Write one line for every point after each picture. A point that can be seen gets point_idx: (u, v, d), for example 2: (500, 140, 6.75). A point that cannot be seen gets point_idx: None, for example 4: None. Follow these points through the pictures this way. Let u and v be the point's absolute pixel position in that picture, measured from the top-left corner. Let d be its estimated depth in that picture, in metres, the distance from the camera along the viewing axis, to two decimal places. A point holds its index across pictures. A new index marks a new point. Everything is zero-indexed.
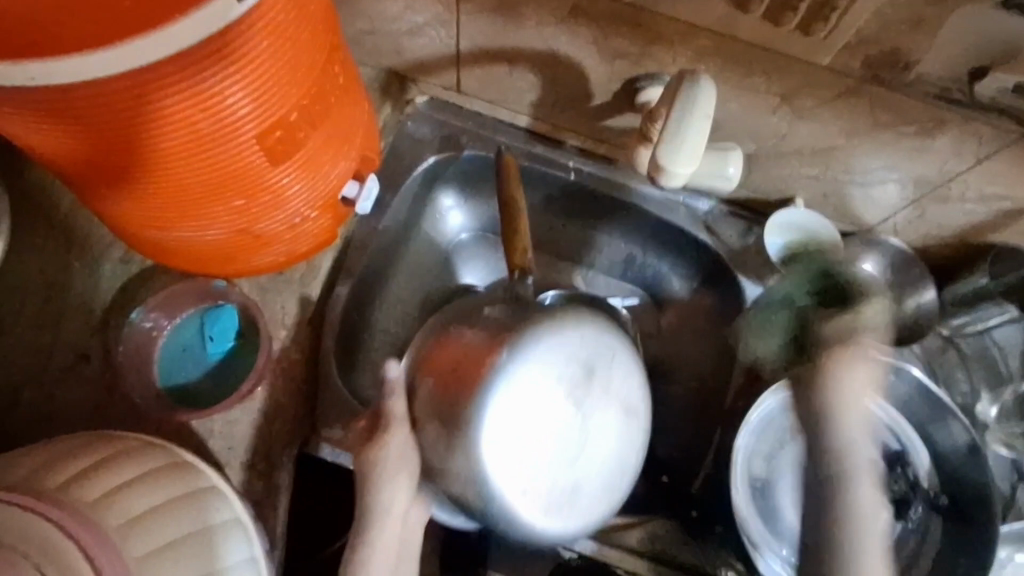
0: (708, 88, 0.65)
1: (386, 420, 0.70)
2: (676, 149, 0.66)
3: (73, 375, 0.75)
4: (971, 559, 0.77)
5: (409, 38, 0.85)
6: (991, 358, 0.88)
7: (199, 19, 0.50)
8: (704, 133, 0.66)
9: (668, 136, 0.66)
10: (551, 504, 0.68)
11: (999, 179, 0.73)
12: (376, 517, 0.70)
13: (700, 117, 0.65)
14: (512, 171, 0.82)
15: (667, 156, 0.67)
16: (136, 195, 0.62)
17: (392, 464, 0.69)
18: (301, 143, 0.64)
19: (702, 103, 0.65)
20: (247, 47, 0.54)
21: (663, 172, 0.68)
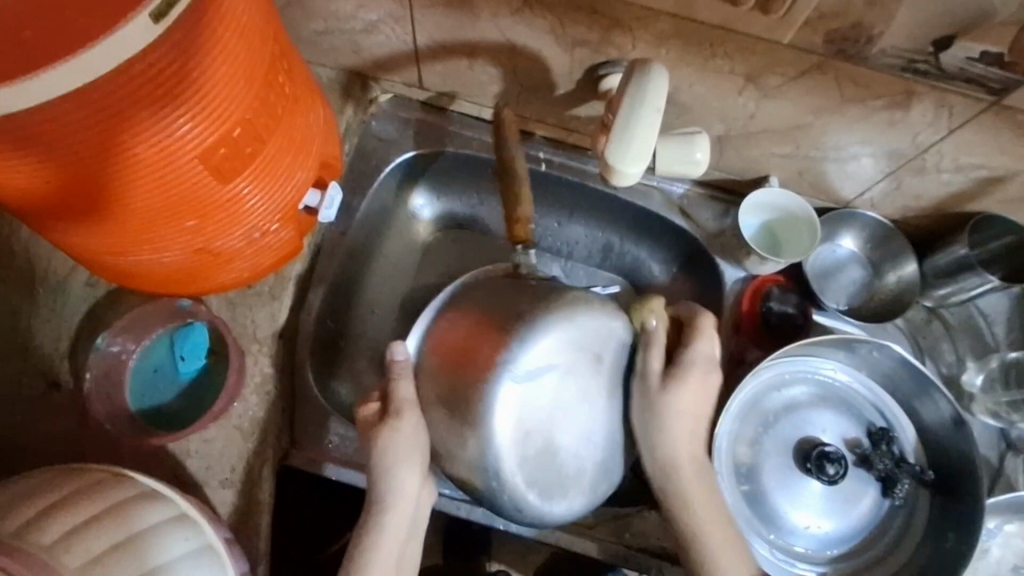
0: (657, 81, 0.63)
1: (394, 403, 0.70)
2: (625, 145, 0.64)
3: (42, 404, 0.74)
4: (959, 534, 0.77)
5: (366, 35, 0.82)
6: (975, 326, 0.88)
7: (120, 41, 0.48)
8: (654, 129, 0.64)
9: (617, 134, 0.65)
10: (557, 488, 0.70)
11: (973, 149, 0.71)
12: (388, 502, 0.70)
13: (651, 110, 0.63)
14: (508, 123, 0.79)
15: (615, 156, 0.65)
16: (88, 225, 0.60)
17: (404, 445, 0.69)
18: (255, 154, 0.63)
19: (652, 96, 0.63)
20: (189, 57, 0.53)
21: (614, 171, 0.67)
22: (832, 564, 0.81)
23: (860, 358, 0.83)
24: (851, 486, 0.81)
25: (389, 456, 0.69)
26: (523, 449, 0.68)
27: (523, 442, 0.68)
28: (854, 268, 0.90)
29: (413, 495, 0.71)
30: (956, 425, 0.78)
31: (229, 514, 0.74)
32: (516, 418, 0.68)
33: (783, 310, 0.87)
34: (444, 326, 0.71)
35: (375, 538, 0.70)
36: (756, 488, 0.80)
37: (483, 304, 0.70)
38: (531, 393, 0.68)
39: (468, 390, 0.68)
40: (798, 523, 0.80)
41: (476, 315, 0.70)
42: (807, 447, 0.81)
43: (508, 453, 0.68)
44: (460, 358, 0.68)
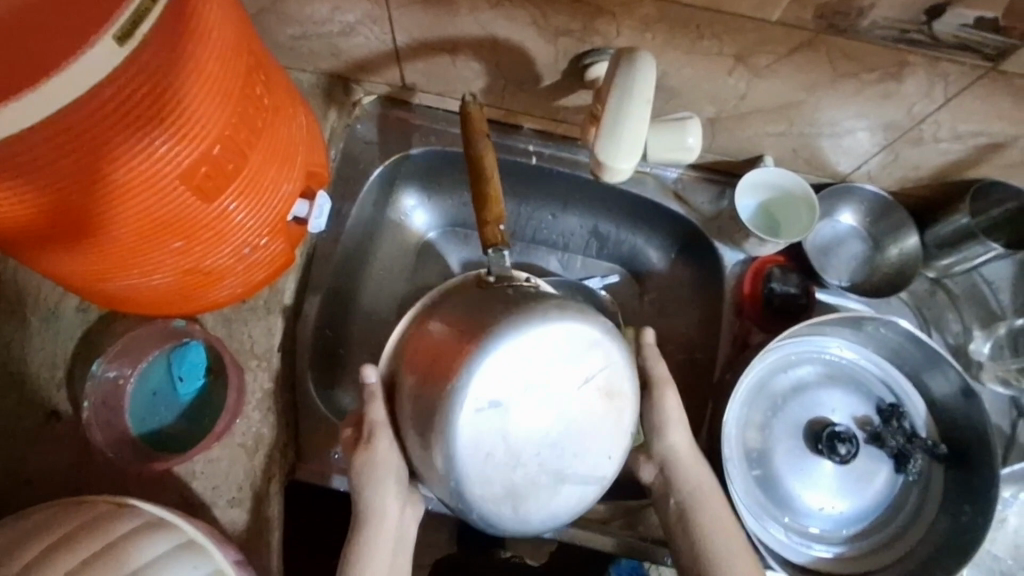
0: (645, 74, 0.61)
1: (373, 430, 0.67)
2: (617, 141, 0.62)
3: (43, 433, 0.73)
4: (975, 506, 0.76)
5: (344, 38, 0.81)
6: (980, 294, 0.87)
7: (87, 64, 0.47)
8: (644, 123, 0.62)
9: (608, 129, 0.62)
10: (531, 502, 0.63)
11: (971, 116, 0.70)
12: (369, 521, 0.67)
13: (640, 102, 0.61)
14: (474, 116, 0.74)
15: (607, 150, 0.63)
16: (73, 254, 0.59)
17: (380, 473, 0.67)
18: (235, 171, 0.61)
19: (640, 88, 0.61)
20: (159, 79, 0.52)
21: (606, 167, 0.65)
22: (849, 545, 0.80)
23: (866, 336, 0.83)
24: (864, 464, 0.80)
25: (370, 486, 0.67)
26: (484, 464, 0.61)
27: (484, 463, 0.61)
28: (854, 242, 0.89)
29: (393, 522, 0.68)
30: (966, 396, 0.77)
31: (237, 534, 0.72)
32: (474, 434, 0.61)
33: (785, 290, 0.85)
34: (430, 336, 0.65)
35: (361, 561, 0.66)
36: (768, 472, 0.79)
37: (465, 312, 0.64)
38: (489, 412, 0.61)
39: (433, 408, 0.62)
40: (811, 504, 0.79)
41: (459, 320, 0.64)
42: (818, 426, 0.80)
43: (470, 471, 0.61)
44: (432, 369, 0.63)
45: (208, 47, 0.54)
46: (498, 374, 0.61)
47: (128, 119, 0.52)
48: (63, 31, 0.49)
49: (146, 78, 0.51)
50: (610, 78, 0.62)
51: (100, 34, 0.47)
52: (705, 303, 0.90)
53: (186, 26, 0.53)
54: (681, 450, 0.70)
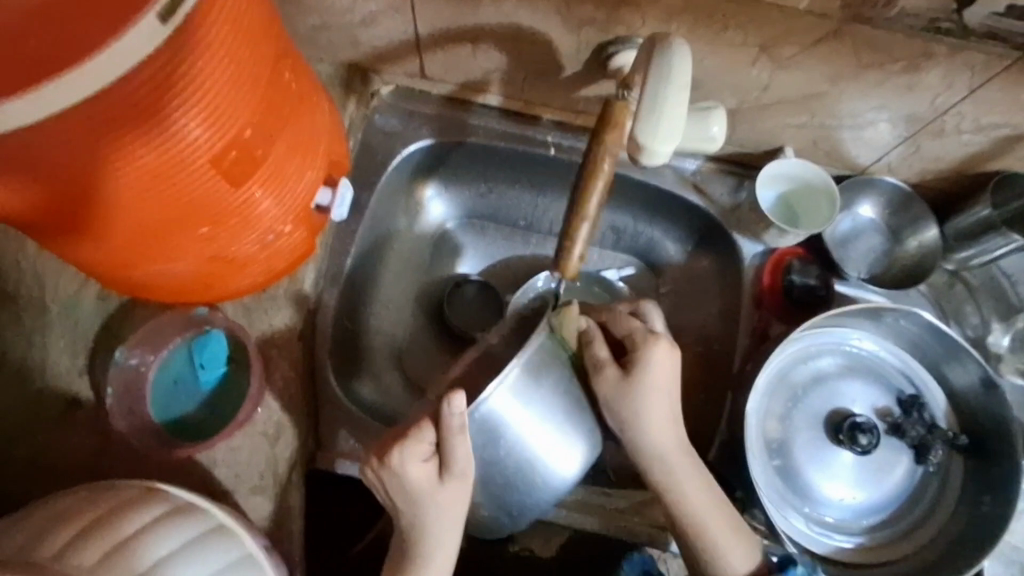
0: (681, 60, 0.61)
1: (457, 471, 0.64)
2: (658, 123, 0.61)
3: (66, 421, 0.73)
4: (996, 497, 0.76)
5: (364, 28, 0.81)
6: (999, 287, 0.87)
7: (124, 47, 0.47)
8: (682, 106, 0.62)
9: (647, 112, 0.61)
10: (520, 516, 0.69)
11: (995, 107, 0.70)
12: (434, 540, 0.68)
13: (677, 86, 0.61)
14: (619, 115, 0.64)
15: (645, 133, 0.62)
16: (100, 240, 0.59)
17: (446, 517, 0.67)
18: (262, 159, 0.61)
19: (678, 71, 0.61)
20: (192, 64, 0.52)
21: (643, 151, 0.63)
22: (868, 535, 0.80)
23: (887, 328, 0.83)
24: (883, 455, 0.80)
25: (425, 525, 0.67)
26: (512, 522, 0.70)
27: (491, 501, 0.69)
28: (872, 235, 0.89)
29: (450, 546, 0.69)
30: (986, 387, 0.77)
31: (262, 523, 0.72)
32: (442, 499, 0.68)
33: (805, 283, 0.85)
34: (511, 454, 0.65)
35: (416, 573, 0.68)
36: (788, 463, 0.79)
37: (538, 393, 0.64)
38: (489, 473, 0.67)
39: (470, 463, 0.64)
40: (831, 495, 0.80)
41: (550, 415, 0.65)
42: (838, 417, 0.80)
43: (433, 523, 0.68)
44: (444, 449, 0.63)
45: (238, 34, 0.54)
46: (590, 429, 0.69)
47: (160, 105, 0.52)
48: (100, 13, 0.48)
49: (180, 63, 0.51)
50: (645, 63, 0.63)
51: (141, 15, 0.47)
52: (723, 294, 0.90)
53: (219, 10, 0.53)
54: (658, 446, 0.71)
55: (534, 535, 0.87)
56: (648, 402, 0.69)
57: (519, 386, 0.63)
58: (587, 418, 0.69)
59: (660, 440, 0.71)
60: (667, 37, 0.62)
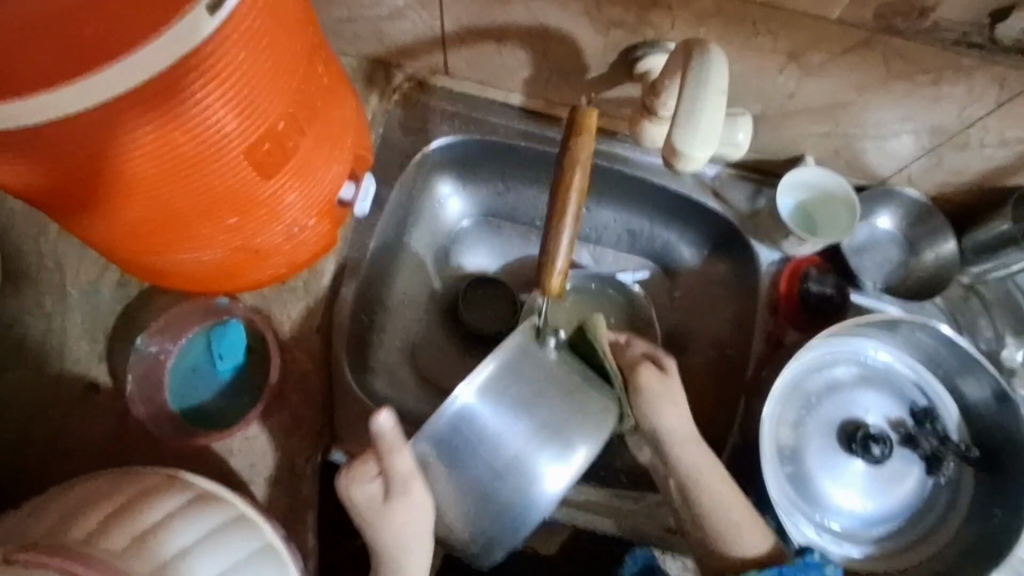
0: (717, 65, 0.60)
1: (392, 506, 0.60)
2: (695, 131, 0.61)
3: (84, 404, 0.73)
4: (1006, 509, 0.76)
5: (392, 22, 0.81)
6: (1013, 301, 0.88)
7: (172, 37, 0.47)
8: (720, 112, 0.61)
9: (684, 118, 0.61)
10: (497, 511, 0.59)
11: (1021, 122, 0.70)
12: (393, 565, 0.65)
13: (716, 90, 0.60)
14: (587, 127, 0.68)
15: (684, 137, 0.61)
16: (129, 227, 0.59)
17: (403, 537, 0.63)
18: (292, 152, 0.61)
19: (716, 78, 0.60)
20: (233, 58, 0.52)
21: (680, 154, 0.63)
22: (877, 544, 0.80)
23: (904, 339, 0.83)
24: (895, 466, 0.80)
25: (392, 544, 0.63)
26: (498, 530, 0.59)
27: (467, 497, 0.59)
28: (889, 246, 0.89)
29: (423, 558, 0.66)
30: (999, 401, 0.78)
31: (275, 513, 0.73)
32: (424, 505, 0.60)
33: (822, 291, 0.85)
34: (479, 460, 0.57)
35: None
36: (800, 470, 0.79)
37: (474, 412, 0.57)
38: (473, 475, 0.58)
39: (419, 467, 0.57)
40: (841, 503, 0.80)
41: (525, 416, 0.58)
42: (851, 427, 0.80)
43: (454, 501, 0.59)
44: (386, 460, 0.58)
45: (278, 28, 0.54)
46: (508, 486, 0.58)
47: (199, 96, 0.52)
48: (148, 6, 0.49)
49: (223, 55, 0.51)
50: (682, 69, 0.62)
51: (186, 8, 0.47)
52: (738, 300, 0.91)
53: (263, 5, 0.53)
54: (676, 437, 0.71)
55: (536, 535, 0.85)
56: (663, 394, 0.70)
57: (496, 383, 0.57)
58: (586, 422, 0.60)
59: (675, 433, 0.71)
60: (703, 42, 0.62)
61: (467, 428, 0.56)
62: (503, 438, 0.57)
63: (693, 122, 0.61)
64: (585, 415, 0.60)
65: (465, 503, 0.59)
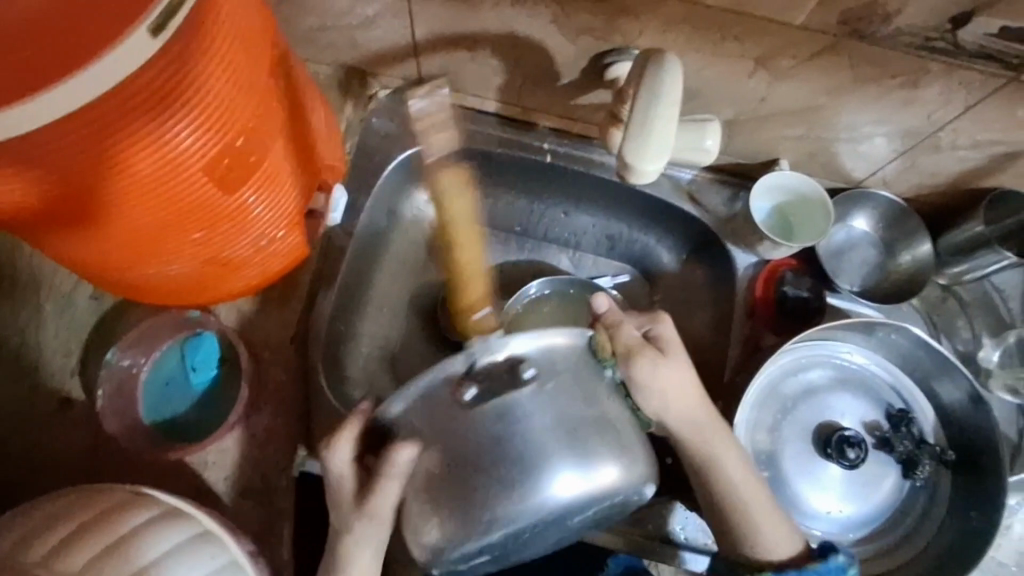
0: (671, 76, 0.61)
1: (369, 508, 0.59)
2: (647, 144, 0.61)
3: (57, 419, 0.73)
4: (983, 512, 0.76)
5: (364, 31, 0.81)
6: (990, 302, 0.88)
7: (123, 53, 0.47)
8: (672, 125, 0.62)
9: (636, 133, 0.61)
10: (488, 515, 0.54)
11: (991, 125, 0.70)
12: (339, 574, 0.63)
13: (669, 103, 0.61)
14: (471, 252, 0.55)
15: (634, 152, 0.62)
16: (95, 244, 0.59)
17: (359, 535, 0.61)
18: (256, 164, 0.61)
19: (669, 91, 0.61)
20: (189, 71, 0.52)
21: (631, 167, 0.63)
22: (855, 548, 0.80)
23: (879, 342, 0.83)
24: (871, 469, 0.81)
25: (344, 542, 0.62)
26: (470, 530, 0.55)
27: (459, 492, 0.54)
28: (865, 248, 0.89)
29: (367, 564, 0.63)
30: (975, 403, 0.78)
31: (251, 525, 0.73)
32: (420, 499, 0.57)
33: (797, 295, 0.86)
34: (491, 446, 0.54)
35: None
36: (777, 475, 0.79)
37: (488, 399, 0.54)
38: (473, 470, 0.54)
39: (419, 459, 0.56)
40: (818, 507, 0.80)
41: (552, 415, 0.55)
42: (827, 431, 0.80)
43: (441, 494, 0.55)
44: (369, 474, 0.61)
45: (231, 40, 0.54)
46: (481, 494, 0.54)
47: (156, 109, 0.52)
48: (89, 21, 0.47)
49: (174, 70, 0.51)
50: (637, 79, 0.62)
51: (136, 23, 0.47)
52: (717, 304, 0.90)
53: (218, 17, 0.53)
54: (681, 425, 0.66)
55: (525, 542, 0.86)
56: (669, 390, 0.63)
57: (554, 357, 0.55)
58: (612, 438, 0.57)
59: (680, 420, 0.65)
60: (660, 53, 0.62)
61: (492, 406, 0.54)
62: (527, 434, 0.54)
63: (645, 136, 0.62)
64: (624, 446, 0.57)
65: (453, 498, 0.55)
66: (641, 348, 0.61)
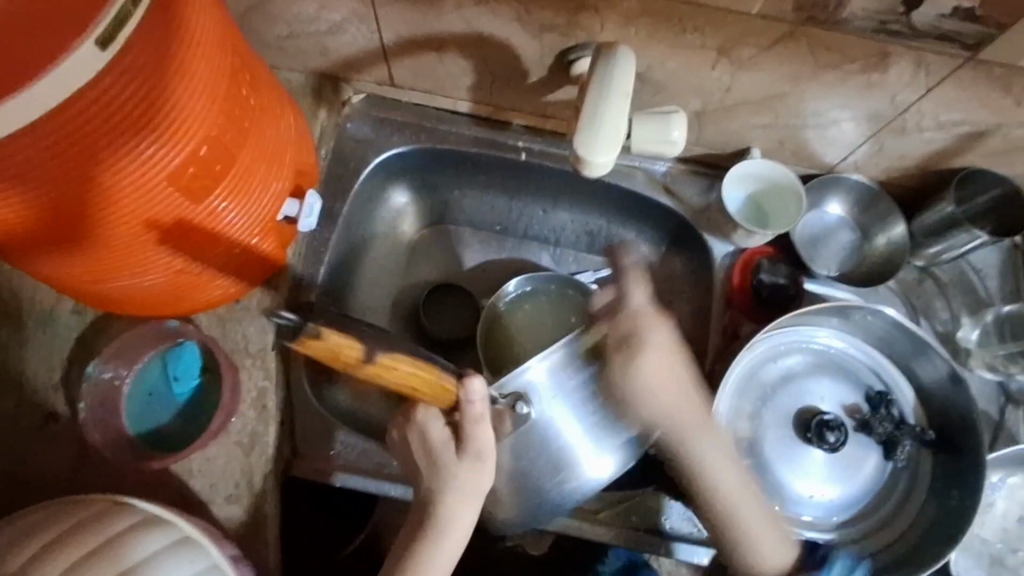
0: (623, 68, 0.62)
1: (471, 448, 0.68)
2: (597, 133, 0.62)
3: (42, 434, 0.74)
4: (963, 490, 0.77)
5: (332, 37, 0.81)
6: (968, 282, 0.88)
7: (69, 68, 0.48)
8: (622, 116, 0.62)
9: (585, 123, 0.63)
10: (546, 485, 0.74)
11: (954, 105, 0.71)
12: (441, 531, 0.68)
13: (620, 94, 0.62)
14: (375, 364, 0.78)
15: (584, 144, 0.62)
16: (69, 259, 0.60)
17: (465, 485, 0.68)
18: (223, 172, 0.62)
19: (620, 82, 0.62)
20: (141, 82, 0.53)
21: (584, 162, 0.64)
22: (839, 531, 0.81)
23: (854, 325, 0.83)
24: (853, 452, 0.81)
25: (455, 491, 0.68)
26: (536, 513, 0.75)
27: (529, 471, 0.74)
28: (842, 232, 0.90)
29: (465, 519, 0.69)
30: (953, 381, 0.78)
31: (236, 531, 0.73)
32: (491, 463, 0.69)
33: (774, 282, 0.86)
34: (546, 442, 0.74)
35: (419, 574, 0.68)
36: (759, 461, 0.80)
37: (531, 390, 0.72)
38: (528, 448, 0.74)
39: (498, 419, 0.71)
40: (802, 492, 0.80)
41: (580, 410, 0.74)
42: (807, 415, 0.81)
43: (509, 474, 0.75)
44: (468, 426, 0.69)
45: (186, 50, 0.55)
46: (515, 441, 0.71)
47: (116, 120, 0.53)
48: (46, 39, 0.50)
49: (128, 82, 0.52)
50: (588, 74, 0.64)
51: (79, 39, 0.48)
52: (697, 295, 0.91)
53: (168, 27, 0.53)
54: (662, 415, 0.72)
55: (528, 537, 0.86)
56: (651, 365, 0.70)
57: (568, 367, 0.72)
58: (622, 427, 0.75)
59: (658, 412, 0.72)
60: (614, 46, 0.64)
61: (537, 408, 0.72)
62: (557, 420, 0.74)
63: (596, 127, 0.63)
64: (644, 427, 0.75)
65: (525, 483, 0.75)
66: (622, 344, 0.71)
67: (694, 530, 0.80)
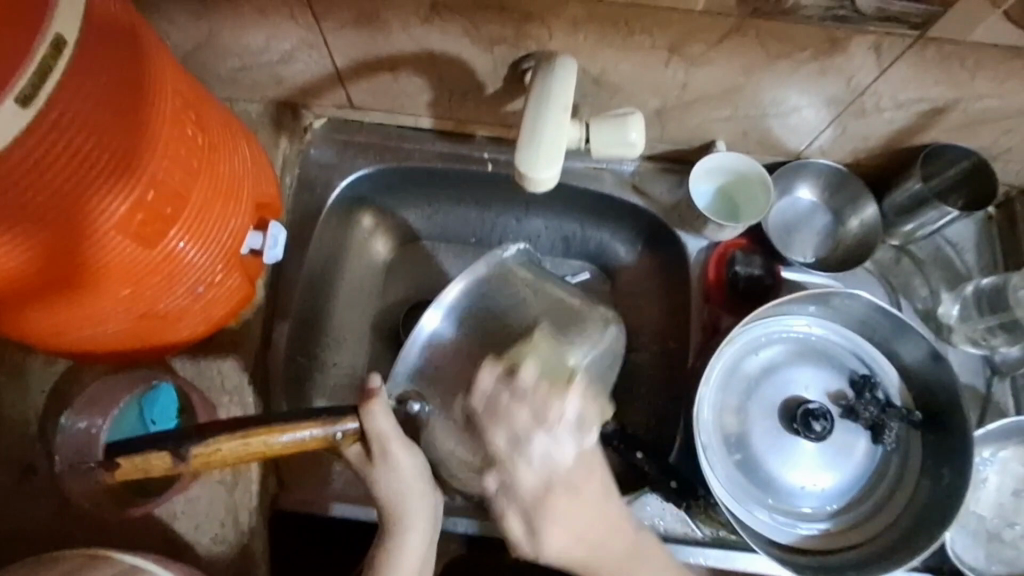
0: (560, 82, 0.64)
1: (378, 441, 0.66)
2: (536, 146, 0.62)
3: (20, 489, 0.73)
4: (952, 468, 0.76)
5: (284, 65, 0.81)
6: (945, 257, 0.88)
7: None
8: (562, 129, 0.63)
9: (526, 140, 0.63)
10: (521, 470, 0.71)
11: (910, 83, 0.70)
12: (400, 524, 0.69)
13: (557, 107, 0.63)
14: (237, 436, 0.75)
15: (526, 159, 0.62)
16: (25, 311, 0.60)
17: (406, 476, 0.68)
18: (174, 214, 0.61)
19: (556, 97, 0.64)
20: (72, 133, 0.52)
21: (527, 178, 0.63)
22: (834, 519, 0.80)
23: (833, 310, 0.83)
24: (841, 437, 0.81)
25: (398, 492, 0.68)
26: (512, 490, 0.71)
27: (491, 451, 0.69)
28: (816, 217, 0.89)
29: (424, 516, 0.70)
30: (934, 359, 0.78)
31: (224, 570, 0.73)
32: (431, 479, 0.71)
33: (750, 273, 0.85)
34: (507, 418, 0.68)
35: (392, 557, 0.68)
36: (748, 455, 0.79)
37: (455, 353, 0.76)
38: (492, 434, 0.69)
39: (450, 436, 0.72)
40: (795, 483, 0.80)
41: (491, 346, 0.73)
42: (792, 405, 0.80)
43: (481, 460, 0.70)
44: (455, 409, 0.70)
45: (113, 95, 0.54)
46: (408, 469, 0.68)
47: (53, 172, 0.52)
48: None
49: (59, 136, 0.52)
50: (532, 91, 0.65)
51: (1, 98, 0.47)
52: (676, 292, 0.90)
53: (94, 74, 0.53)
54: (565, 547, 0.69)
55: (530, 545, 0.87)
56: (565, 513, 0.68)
57: (464, 311, 0.76)
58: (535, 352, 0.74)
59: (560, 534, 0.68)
60: (551, 61, 0.66)
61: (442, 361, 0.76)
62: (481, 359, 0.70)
63: (537, 145, 0.63)
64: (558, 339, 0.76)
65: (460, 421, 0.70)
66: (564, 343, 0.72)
67: (691, 530, 0.79)
